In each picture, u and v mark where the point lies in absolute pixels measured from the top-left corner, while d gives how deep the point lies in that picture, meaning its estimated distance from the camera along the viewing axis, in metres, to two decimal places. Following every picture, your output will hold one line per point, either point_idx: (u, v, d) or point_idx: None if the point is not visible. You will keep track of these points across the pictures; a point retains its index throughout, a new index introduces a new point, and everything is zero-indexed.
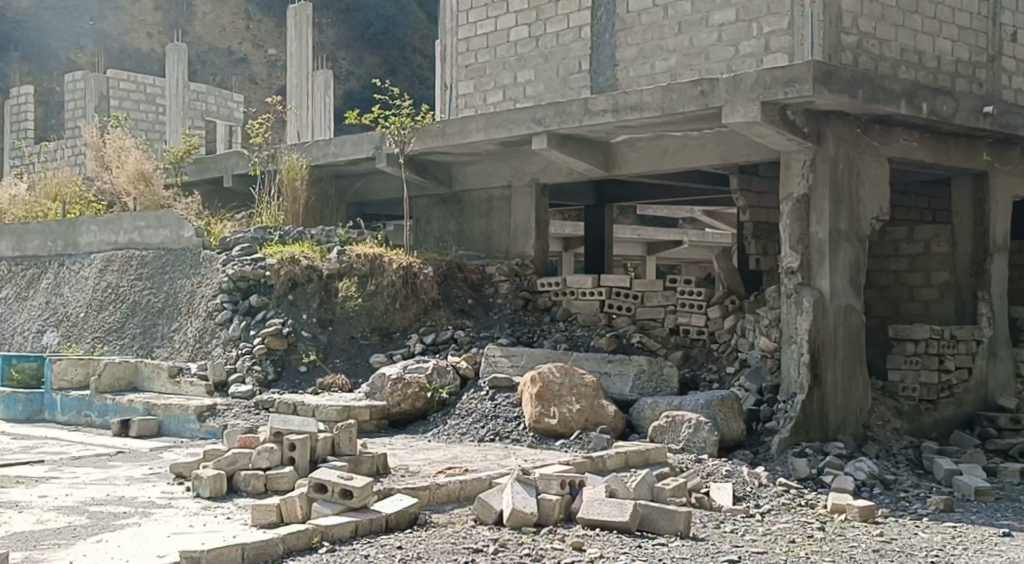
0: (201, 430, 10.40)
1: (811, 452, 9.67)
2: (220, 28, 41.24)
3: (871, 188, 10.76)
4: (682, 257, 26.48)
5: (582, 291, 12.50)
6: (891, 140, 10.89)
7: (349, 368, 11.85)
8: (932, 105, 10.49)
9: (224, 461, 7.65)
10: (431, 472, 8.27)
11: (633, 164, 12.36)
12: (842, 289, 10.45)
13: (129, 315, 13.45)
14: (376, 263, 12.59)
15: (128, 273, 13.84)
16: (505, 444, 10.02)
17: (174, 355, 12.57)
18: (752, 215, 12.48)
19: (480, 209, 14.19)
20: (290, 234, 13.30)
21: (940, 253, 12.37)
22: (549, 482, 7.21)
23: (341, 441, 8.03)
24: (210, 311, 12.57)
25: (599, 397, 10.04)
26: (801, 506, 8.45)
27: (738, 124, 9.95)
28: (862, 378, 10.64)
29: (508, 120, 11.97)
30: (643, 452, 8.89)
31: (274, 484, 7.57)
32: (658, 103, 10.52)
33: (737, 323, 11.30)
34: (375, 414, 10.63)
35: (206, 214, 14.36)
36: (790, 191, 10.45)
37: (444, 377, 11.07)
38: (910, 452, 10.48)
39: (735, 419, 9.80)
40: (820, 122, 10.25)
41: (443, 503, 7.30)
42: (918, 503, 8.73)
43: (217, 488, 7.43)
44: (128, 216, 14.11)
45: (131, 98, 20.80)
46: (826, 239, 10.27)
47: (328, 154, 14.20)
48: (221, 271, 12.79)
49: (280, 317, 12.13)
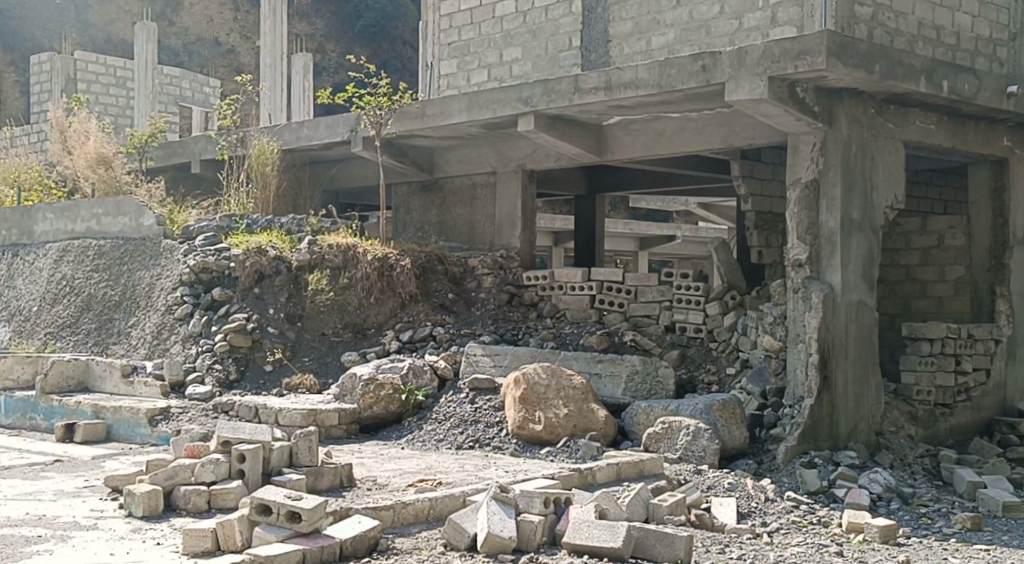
0: (153, 436, 9.48)
1: (820, 462, 8.83)
2: (206, 18, 39.76)
3: (885, 174, 9.88)
4: (676, 253, 25.63)
5: (572, 285, 11.63)
6: (907, 122, 10.02)
7: (318, 368, 10.98)
8: (953, 82, 9.61)
9: (162, 475, 6.73)
10: (401, 486, 7.42)
11: (626, 148, 11.47)
12: (854, 284, 9.57)
13: (84, 309, 12.50)
14: (349, 254, 11.63)
15: (83, 264, 12.89)
16: (486, 452, 9.13)
17: (130, 352, 11.61)
18: (755, 205, 11.63)
19: (463, 197, 13.30)
20: (258, 223, 12.37)
21: (955, 246, 11.55)
22: (532, 500, 6.32)
23: (300, 450, 7.17)
24: (169, 305, 11.64)
25: (589, 401, 9.20)
26: (813, 525, 7.59)
27: (744, 102, 9.07)
28: (875, 381, 9.76)
29: (492, 100, 11.08)
30: (638, 464, 8.02)
31: (218, 501, 6.71)
32: (655, 80, 9.62)
33: (738, 320, 10.44)
34: (344, 418, 9.74)
35: (169, 201, 13.42)
36: (798, 175, 9.61)
37: (420, 378, 10.17)
38: (926, 462, 9.64)
39: (737, 426, 8.95)
40: (832, 100, 9.35)
41: (410, 524, 6.39)
42: (941, 521, 7.88)
43: (150, 507, 6.50)
44: (85, 203, 13.19)
45: (99, 81, 19.83)
46: (838, 229, 9.39)
47: (300, 138, 13.27)
48: (182, 262, 11.82)
49: (244, 312, 11.22)
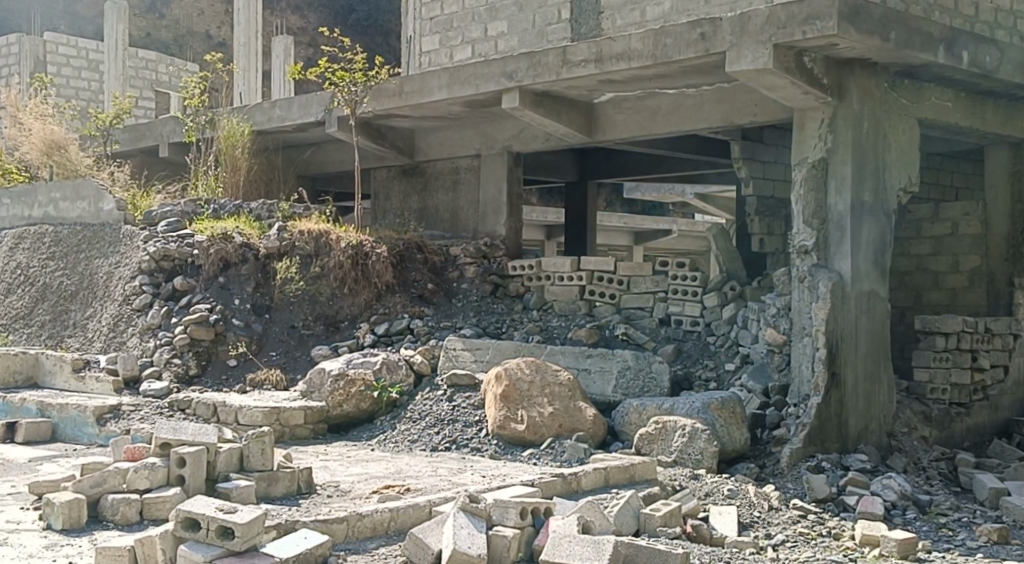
0: (99, 436, 8.70)
1: (828, 467, 8.08)
2: (197, 12, 34.85)
3: (899, 155, 9.10)
4: (671, 247, 24.95)
5: (559, 275, 10.85)
6: (922, 98, 9.23)
7: (286, 362, 10.20)
8: (974, 53, 8.81)
9: (88, 482, 5.96)
10: (366, 492, 6.66)
11: (618, 128, 10.70)
12: (866, 272, 8.79)
13: (38, 299, 11.69)
14: (321, 241, 10.87)
15: (38, 251, 12.12)
16: (462, 454, 8.34)
17: (85, 346, 10.80)
18: (756, 189, 10.86)
19: (445, 182, 12.53)
20: (225, 208, 11.58)
21: (970, 234, 10.77)
22: (506, 512, 5.54)
23: (251, 453, 6.38)
24: (127, 295, 10.84)
25: (576, 398, 8.43)
26: (822, 537, 6.82)
27: (746, 72, 8.31)
28: (887, 378, 9.00)
29: (474, 75, 10.30)
30: (628, 468, 7.25)
31: (152, 512, 5.93)
32: (649, 51, 8.85)
33: (737, 312, 9.67)
34: (311, 416, 8.96)
35: (133, 185, 12.63)
36: (804, 155, 8.85)
37: (394, 373, 9.38)
38: (943, 466, 8.88)
39: (737, 427, 8.18)
40: (842, 72, 8.58)
41: (367, 539, 5.59)
42: (964, 533, 7.13)
43: (71, 519, 5.73)
44: (43, 187, 12.47)
45: (71, 65, 19.58)
46: (848, 213, 8.61)
47: (272, 119, 12.49)
48: (141, 249, 11.00)
49: (208, 303, 10.44)
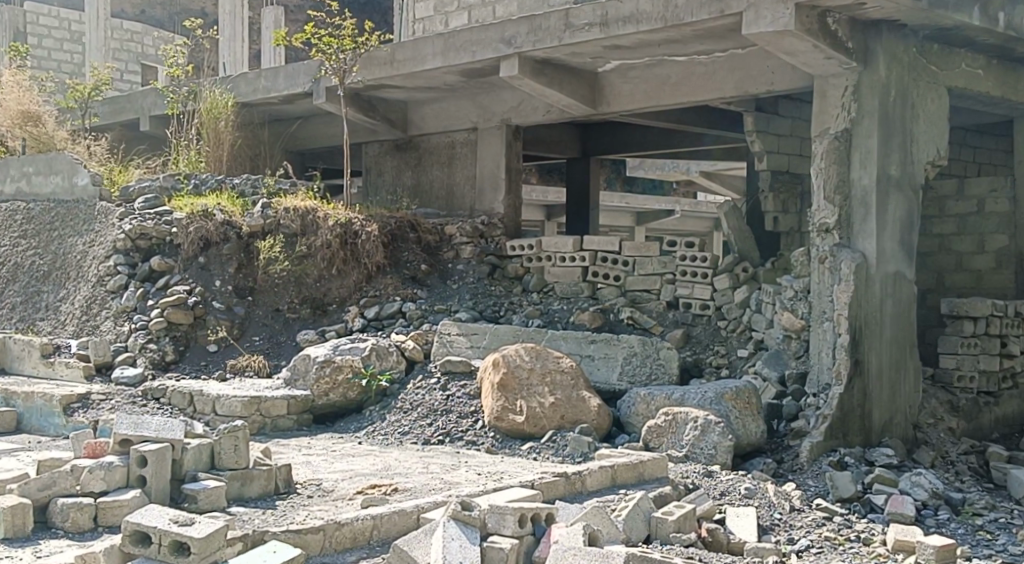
0: (65, 427, 8.08)
1: (852, 462, 7.46)
2: None
3: (927, 126, 8.44)
4: (674, 228, 24.31)
5: (561, 255, 10.23)
6: (952, 65, 8.57)
7: (269, 348, 9.59)
8: (1010, 15, 8.16)
9: (35, 485, 5.33)
10: (349, 492, 6.05)
11: (624, 98, 10.05)
12: (891, 252, 8.14)
13: (9, 279, 11.04)
14: (308, 219, 10.18)
15: (10, 230, 11.48)
16: (457, 448, 7.70)
17: (57, 330, 10.15)
18: (770, 163, 10.24)
19: (440, 156, 11.88)
20: (206, 183, 10.98)
21: (998, 212, 10.13)
22: (504, 518, 4.93)
23: (223, 449, 5.76)
24: (101, 275, 10.18)
25: (580, 387, 7.81)
26: (850, 542, 6.21)
27: (765, 34, 7.64)
28: (912, 365, 8.38)
29: (470, 42, 9.63)
30: (636, 466, 6.63)
31: (106, 518, 5.29)
32: (659, 11, 8.19)
33: (751, 295, 9.02)
34: (294, 407, 8.34)
35: (110, 160, 11.98)
36: (825, 125, 8.22)
37: (384, 360, 8.72)
38: (973, 460, 8.25)
39: (752, 419, 7.57)
40: (869, 35, 7.92)
41: (347, 551, 4.97)
42: (1004, 536, 6.52)
43: (14, 526, 5.11)
44: (15, 160, 11.87)
45: (53, 36, 19.42)
46: (873, 188, 7.97)
47: (258, 89, 11.85)
48: (116, 227, 10.34)
49: (186, 284, 9.82)
